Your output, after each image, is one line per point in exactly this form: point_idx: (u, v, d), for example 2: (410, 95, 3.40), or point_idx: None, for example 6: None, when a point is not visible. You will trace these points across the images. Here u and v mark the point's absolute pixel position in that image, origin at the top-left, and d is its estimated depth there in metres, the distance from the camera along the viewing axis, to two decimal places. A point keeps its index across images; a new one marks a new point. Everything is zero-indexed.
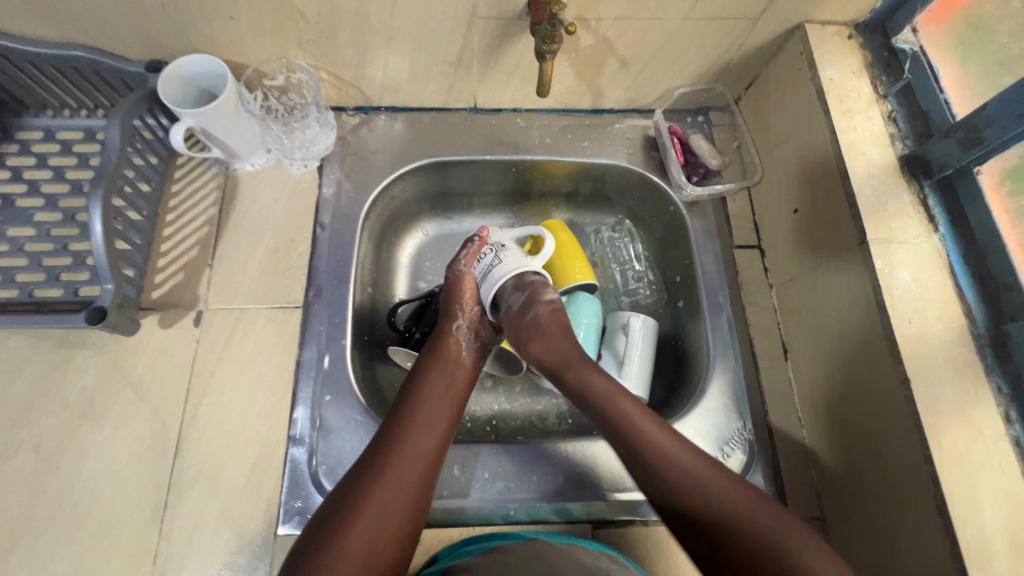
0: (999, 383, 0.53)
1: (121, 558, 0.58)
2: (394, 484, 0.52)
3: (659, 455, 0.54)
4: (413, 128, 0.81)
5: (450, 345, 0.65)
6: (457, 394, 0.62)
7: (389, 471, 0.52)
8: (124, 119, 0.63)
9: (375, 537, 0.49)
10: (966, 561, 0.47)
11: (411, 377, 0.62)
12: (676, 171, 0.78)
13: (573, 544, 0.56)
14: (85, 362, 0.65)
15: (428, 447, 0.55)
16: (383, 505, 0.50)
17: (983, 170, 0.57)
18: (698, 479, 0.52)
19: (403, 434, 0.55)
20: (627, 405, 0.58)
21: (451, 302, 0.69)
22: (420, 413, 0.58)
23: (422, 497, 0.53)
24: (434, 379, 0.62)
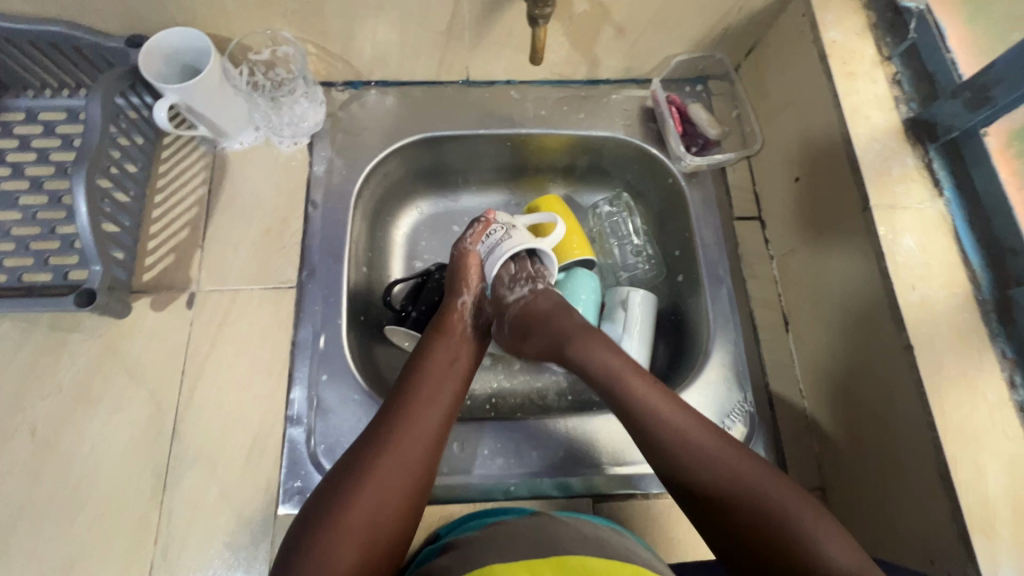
0: (1005, 348, 0.51)
1: (123, 540, 0.58)
2: (398, 460, 0.51)
3: (669, 429, 0.53)
4: (404, 102, 0.79)
5: (457, 321, 0.65)
6: (462, 368, 0.61)
7: (392, 445, 0.52)
8: (106, 95, 0.61)
9: (378, 510, 0.48)
10: (968, 525, 0.47)
11: (418, 353, 0.62)
12: (675, 142, 0.76)
13: (576, 518, 0.56)
14: (78, 346, 0.64)
15: (433, 423, 0.55)
16: (388, 480, 0.50)
17: (990, 131, 0.56)
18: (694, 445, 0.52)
19: (410, 408, 0.55)
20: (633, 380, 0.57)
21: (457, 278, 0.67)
22: (425, 387, 0.57)
23: (427, 472, 0.52)
24: (439, 355, 0.61)
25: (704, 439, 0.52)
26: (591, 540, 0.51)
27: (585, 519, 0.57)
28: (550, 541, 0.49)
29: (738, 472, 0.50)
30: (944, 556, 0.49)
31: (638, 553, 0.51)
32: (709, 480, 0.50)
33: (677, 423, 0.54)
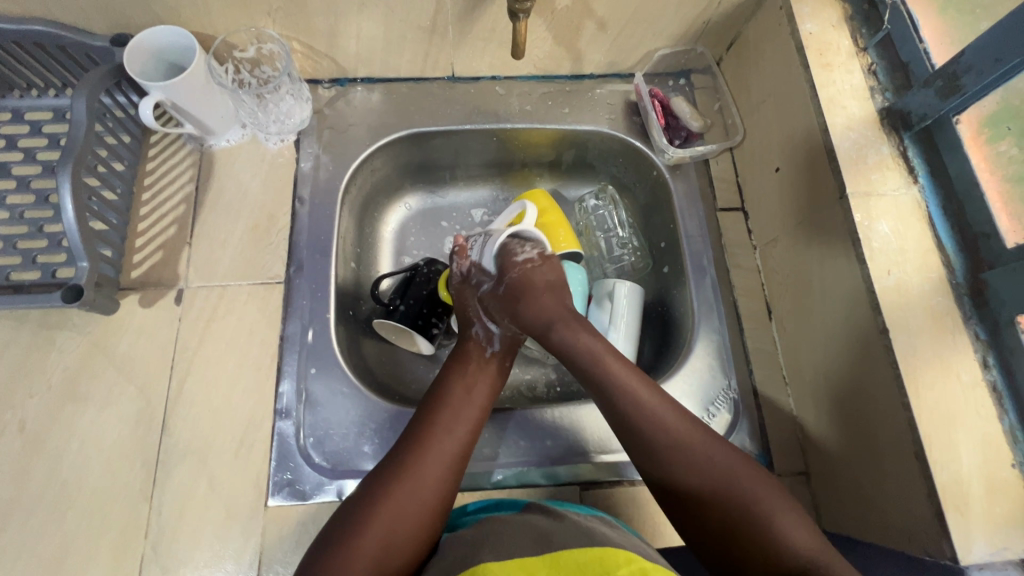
0: (977, 330, 0.53)
1: (112, 535, 0.58)
2: (414, 488, 0.52)
3: (642, 411, 0.55)
4: (390, 99, 0.79)
5: (475, 347, 0.66)
6: (482, 393, 0.61)
7: (409, 474, 0.52)
8: (91, 93, 0.61)
9: (391, 537, 0.49)
10: (943, 502, 0.48)
11: (437, 380, 0.63)
12: (657, 135, 0.77)
13: (565, 511, 0.56)
14: (67, 344, 0.64)
15: (450, 452, 0.55)
16: (404, 503, 0.51)
17: (962, 119, 0.56)
18: (664, 427, 0.54)
19: (432, 433, 0.56)
20: (611, 361, 0.59)
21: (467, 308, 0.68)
22: (442, 416, 0.58)
23: (445, 497, 0.53)
24: (456, 383, 0.61)
25: (671, 419, 0.54)
26: (581, 531, 0.51)
27: (571, 510, 0.57)
28: (543, 534, 0.50)
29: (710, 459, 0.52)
30: (920, 533, 0.50)
31: (630, 543, 0.51)
32: (680, 465, 0.52)
33: (658, 412, 0.55)
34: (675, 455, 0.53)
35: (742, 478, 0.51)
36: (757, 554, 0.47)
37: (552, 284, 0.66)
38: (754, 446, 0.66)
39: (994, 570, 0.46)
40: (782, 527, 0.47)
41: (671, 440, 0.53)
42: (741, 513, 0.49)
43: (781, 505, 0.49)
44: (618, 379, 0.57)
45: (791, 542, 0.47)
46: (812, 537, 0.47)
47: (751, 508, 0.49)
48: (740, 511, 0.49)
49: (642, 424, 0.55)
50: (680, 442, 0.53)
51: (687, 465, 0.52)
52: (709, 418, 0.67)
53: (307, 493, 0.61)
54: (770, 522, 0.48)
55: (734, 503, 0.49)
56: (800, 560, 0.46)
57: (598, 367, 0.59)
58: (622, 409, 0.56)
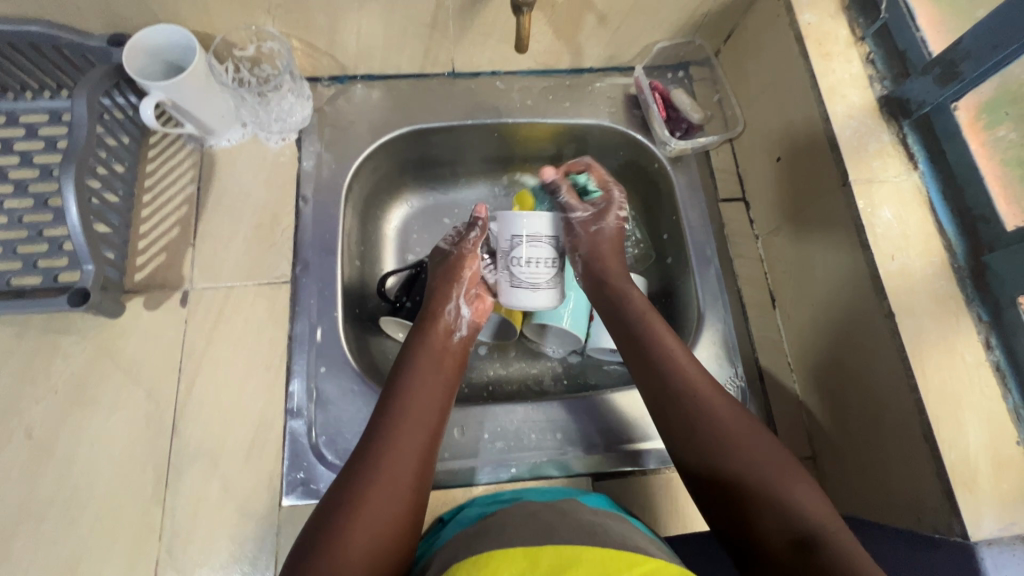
0: (980, 312, 0.54)
1: (126, 539, 0.58)
2: (389, 483, 0.50)
3: (683, 374, 0.57)
4: (390, 96, 0.79)
5: (444, 327, 0.66)
6: (445, 379, 0.61)
7: (382, 469, 0.51)
8: (91, 95, 0.60)
9: (376, 533, 0.47)
10: (951, 480, 0.49)
11: (400, 362, 0.62)
12: (659, 127, 0.78)
13: (573, 506, 0.55)
14: (72, 348, 0.63)
15: (420, 445, 0.54)
16: (385, 492, 0.50)
17: (961, 106, 0.57)
18: (695, 392, 0.56)
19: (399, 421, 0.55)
20: (657, 322, 0.63)
21: (448, 283, 0.69)
22: (411, 404, 0.57)
23: (419, 483, 0.52)
24: (423, 367, 0.61)
25: (702, 381, 0.57)
26: (586, 528, 0.49)
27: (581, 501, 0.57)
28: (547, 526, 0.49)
29: (739, 425, 0.54)
30: (929, 510, 0.51)
31: (633, 539, 0.49)
32: (710, 427, 0.54)
33: (692, 376, 0.57)
34: (710, 418, 0.54)
35: (765, 447, 0.52)
36: (773, 520, 0.47)
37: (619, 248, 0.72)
38: None
39: (1003, 544, 0.47)
40: (800, 493, 0.48)
41: (706, 404, 0.55)
42: (763, 478, 0.50)
43: (797, 473, 0.50)
44: (663, 344, 0.60)
45: (804, 510, 0.47)
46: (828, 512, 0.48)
47: (775, 476, 0.50)
48: (767, 475, 0.50)
49: (682, 388, 0.56)
50: (717, 409, 0.55)
51: (718, 429, 0.53)
52: None
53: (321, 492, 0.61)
54: (789, 490, 0.48)
55: (763, 463, 0.51)
56: (810, 526, 0.46)
57: (643, 324, 0.62)
58: (666, 370, 0.58)
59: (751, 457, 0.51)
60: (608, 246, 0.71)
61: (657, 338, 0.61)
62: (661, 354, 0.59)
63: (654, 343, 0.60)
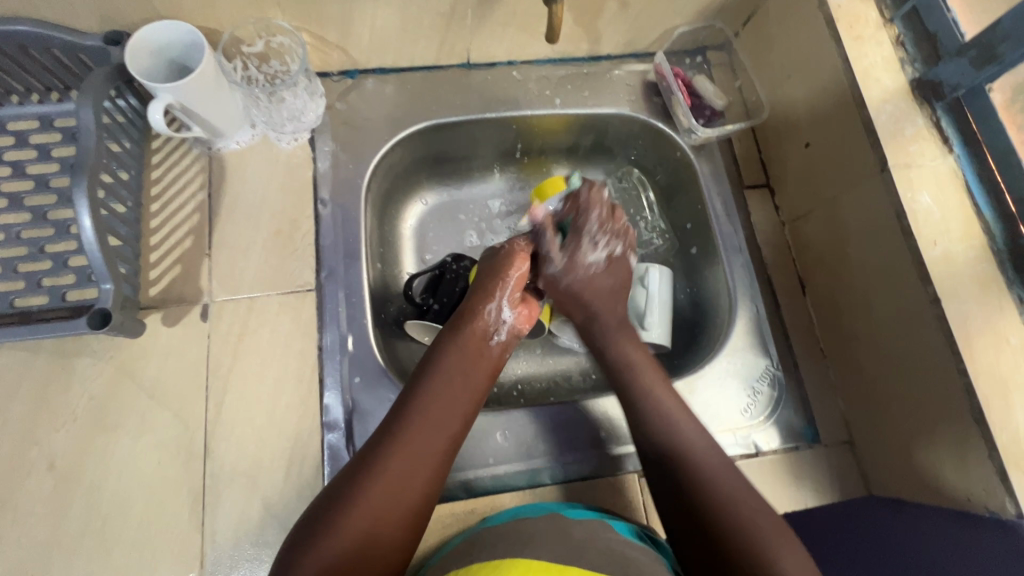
0: (1021, 294, 0.54)
1: (165, 568, 0.55)
2: (393, 488, 0.49)
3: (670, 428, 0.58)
4: (404, 90, 0.76)
5: (480, 329, 0.63)
6: (475, 386, 0.59)
7: (393, 469, 0.50)
8: (95, 100, 0.55)
9: (370, 539, 0.47)
10: (1004, 462, 0.50)
11: (430, 356, 0.60)
12: (684, 115, 0.76)
13: (601, 529, 0.53)
14: (89, 371, 0.60)
15: (437, 454, 0.53)
16: (393, 491, 0.49)
17: (995, 87, 0.57)
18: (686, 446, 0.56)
19: (423, 420, 0.54)
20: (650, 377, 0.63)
21: (493, 278, 0.66)
22: (433, 407, 0.55)
23: (428, 494, 0.51)
24: (451, 367, 0.59)
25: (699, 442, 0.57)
26: (616, 560, 0.48)
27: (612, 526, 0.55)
28: (574, 549, 0.48)
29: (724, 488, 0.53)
30: (978, 492, 0.52)
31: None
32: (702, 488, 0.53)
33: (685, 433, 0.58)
34: (686, 445, 0.57)
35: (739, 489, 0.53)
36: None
37: (611, 288, 0.70)
38: (799, 418, 0.68)
39: None
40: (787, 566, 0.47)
41: (679, 429, 0.58)
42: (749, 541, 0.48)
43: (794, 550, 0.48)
44: (637, 381, 0.63)
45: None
46: None
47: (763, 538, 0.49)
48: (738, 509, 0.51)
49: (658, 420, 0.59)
50: (691, 439, 0.57)
51: (710, 484, 0.53)
52: (753, 396, 0.68)
53: None
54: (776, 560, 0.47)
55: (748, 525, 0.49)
56: None
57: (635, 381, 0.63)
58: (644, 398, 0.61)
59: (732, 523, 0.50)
60: (596, 287, 0.69)
61: (632, 376, 0.64)
62: (635, 391, 0.62)
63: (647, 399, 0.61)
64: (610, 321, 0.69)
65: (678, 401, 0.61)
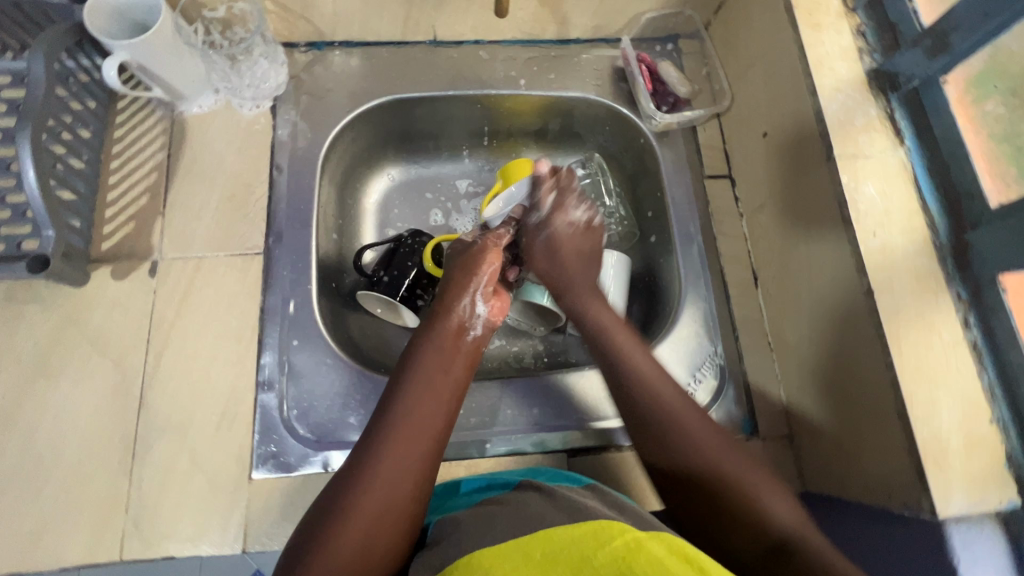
0: (960, 290, 0.53)
1: (92, 511, 0.57)
2: (380, 504, 0.45)
3: (643, 382, 0.55)
4: (369, 64, 0.77)
5: (455, 325, 0.60)
6: (457, 382, 0.55)
7: (378, 480, 0.46)
8: (49, 53, 0.58)
9: (364, 556, 0.42)
10: (923, 460, 0.49)
11: (406, 359, 0.56)
12: (645, 100, 0.76)
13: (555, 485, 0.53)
14: (36, 318, 0.62)
15: (424, 452, 0.49)
16: (378, 506, 0.45)
17: (949, 80, 0.56)
18: (658, 403, 0.53)
19: (404, 421, 0.50)
20: (618, 329, 0.60)
21: (466, 274, 0.64)
22: (416, 407, 0.51)
23: (421, 489, 0.47)
24: (431, 367, 0.55)
25: (670, 394, 0.54)
26: (575, 508, 0.45)
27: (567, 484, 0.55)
28: (536, 512, 0.45)
29: (707, 440, 0.51)
30: (899, 488, 0.51)
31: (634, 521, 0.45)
32: (681, 453, 0.51)
33: (659, 391, 0.54)
34: (693, 440, 0.51)
35: (716, 436, 0.51)
36: (747, 537, 0.47)
37: (583, 255, 0.68)
38: (738, 409, 0.68)
39: (970, 522, 0.48)
40: (769, 504, 0.47)
41: (684, 422, 0.52)
42: (735, 488, 0.48)
43: (777, 491, 0.48)
44: (624, 353, 0.58)
45: (782, 523, 0.46)
46: (799, 519, 0.47)
47: (743, 477, 0.49)
48: (704, 453, 0.50)
49: (654, 405, 0.53)
50: (691, 424, 0.52)
51: (690, 442, 0.51)
52: (695, 384, 0.68)
53: (293, 465, 0.60)
54: (760, 500, 0.47)
55: (731, 480, 0.49)
56: (786, 535, 0.46)
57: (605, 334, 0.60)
58: (636, 387, 0.55)
59: (710, 475, 0.49)
60: (567, 249, 0.67)
61: (622, 355, 0.58)
62: (630, 370, 0.56)
63: (619, 350, 0.58)
64: (580, 286, 0.65)
65: (674, 384, 0.55)
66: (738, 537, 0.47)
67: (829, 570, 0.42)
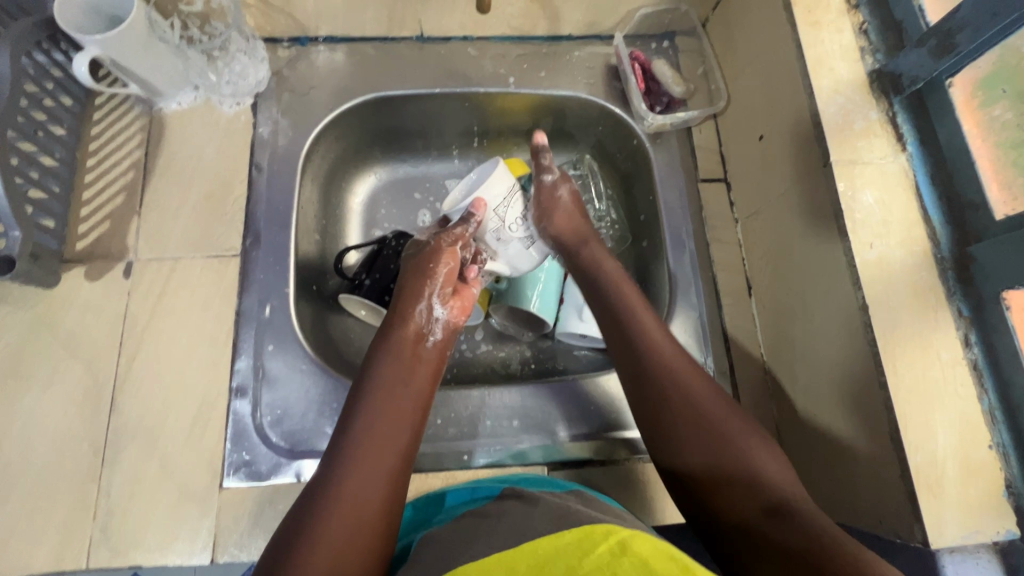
0: (961, 307, 0.50)
1: (59, 517, 0.56)
2: (360, 497, 0.45)
3: (647, 341, 0.56)
4: (353, 60, 0.74)
5: (413, 331, 0.59)
6: (420, 391, 0.55)
7: (352, 476, 0.46)
8: (15, 49, 0.57)
9: (349, 543, 0.43)
10: (916, 486, 0.46)
11: (363, 373, 0.55)
12: (637, 100, 0.73)
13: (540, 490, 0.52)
14: (7, 319, 0.61)
15: (396, 450, 0.50)
16: (360, 494, 0.45)
17: (955, 82, 0.52)
18: (659, 361, 0.55)
19: (372, 422, 0.50)
20: (630, 292, 0.61)
21: (419, 279, 0.62)
22: (379, 416, 0.51)
23: (398, 482, 0.48)
24: (391, 377, 0.54)
25: (672, 354, 0.55)
26: (559, 513, 0.43)
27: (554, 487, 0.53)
28: (519, 520, 0.43)
29: (708, 403, 0.52)
30: (890, 514, 0.49)
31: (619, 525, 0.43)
32: (681, 407, 0.52)
33: (663, 349, 0.56)
34: (694, 398, 0.52)
35: (715, 397, 0.53)
36: (741, 492, 0.47)
37: (582, 227, 0.67)
38: None
39: (965, 552, 0.45)
40: (762, 463, 0.48)
41: (686, 382, 0.53)
42: (728, 450, 0.49)
43: (767, 450, 0.49)
44: (634, 315, 0.59)
45: (772, 478, 0.48)
46: (790, 480, 0.48)
47: (736, 438, 0.50)
48: (705, 407, 0.52)
49: (658, 367, 0.54)
50: (697, 392, 0.53)
51: (687, 397, 0.52)
52: None
53: (264, 473, 0.59)
54: (751, 460, 0.49)
55: (725, 438, 0.50)
56: (779, 496, 0.46)
57: (615, 293, 0.61)
58: (644, 347, 0.56)
59: (703, 435, 0.50)
60: (568, 214, 0.66)
61: (633, 319, 0.58)
62: (637, 337, 0.57)
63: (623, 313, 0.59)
64: (589, 249, 0.66)
65: (677, 347, 0.56)
66: (729, 495, 0.48)
67: (818, 523, 0.43)
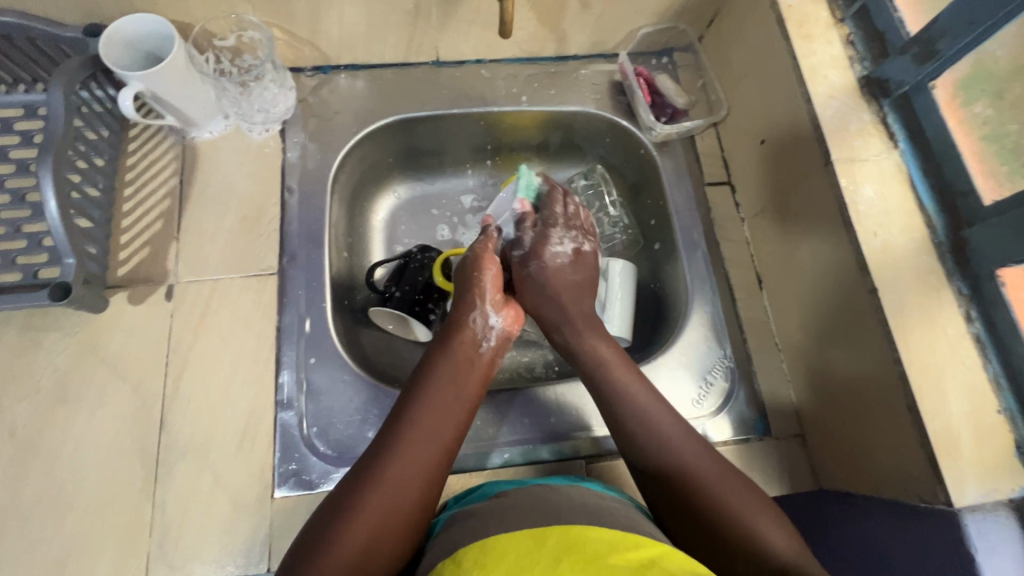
0: (960, 286, 0.54)
1: (116, 535, 0.57)
2: (393, 497, 0.47)
3: (635, 412, 0.57)
4: (374, 85, 0.79)
5: (468, 338, 0.62)
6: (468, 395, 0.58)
7: (390, 475, 0.48)
8: (67, 88, 0.59)
9: (368, 552, 0.45)
10: (937, 452, 0.50)
11: (421, 370, 0.59)
12: (644, 112, 0.78)
13: (578, 487, 0.52)
14: (55, 345, 0.62)
15: (434, 456, 0.51)
16: (389, 499, 0.47)
17: (938, 85, 0.57)
18: (646, 420, 0.56)
19: (414, 426, 0.52)
20: (616, 367, 0.61)
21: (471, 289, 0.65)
22: (423, 420, 0.53)
23: (429, 491, 0.50)
24: (443, 376, 0.58)
25: (670, 425, 0.56)
26: (591, 509, 0.46)
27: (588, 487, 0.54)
28: (552, 510, 0.46)
29: (710, 475, 0.52)
30: (914, 481, 0.53)
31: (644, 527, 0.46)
32: (674, 478, 0.52)
33: (662, 423, 0.56)
34: (689, 467, 0.53)
35: (715, 467, 0.53)
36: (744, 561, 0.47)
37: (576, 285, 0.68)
38: (750, 409, 0.69)
39: (984, 510, 0.49)
40: (763, 529, 0.48)
41: (683, 456, 0.53)
42: (726, 514, 0.49)
43: (769, 519, 0.49)
44: (623, 390, 0.59)
45: (777, 549, 0.46)
46: (796, 549, 0.47)
47: (738, 507, 0.49)
48: (702, 471, 0.52)
49: (655, 436, 0.55)
50: (694, 459, 0.53)
51: (686, 467, 0.53)
52: (706, 387, 0.69)
53: (314, 482, 0.61)
54: (752, 524, 0.48)
55: (718, 507, 0.50)
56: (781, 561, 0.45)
57: (600, 369, 0.61)
58: (640, 427, 0.56)
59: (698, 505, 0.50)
60: (556, 284, 0.67)
61: (624, 398, 0.58)
62: (629, 405, 0.57)
63: (615, 390, 0.59)
64: (575, 318, 0.65)
65: (674, 417, 0.57)
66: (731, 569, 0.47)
67: None
